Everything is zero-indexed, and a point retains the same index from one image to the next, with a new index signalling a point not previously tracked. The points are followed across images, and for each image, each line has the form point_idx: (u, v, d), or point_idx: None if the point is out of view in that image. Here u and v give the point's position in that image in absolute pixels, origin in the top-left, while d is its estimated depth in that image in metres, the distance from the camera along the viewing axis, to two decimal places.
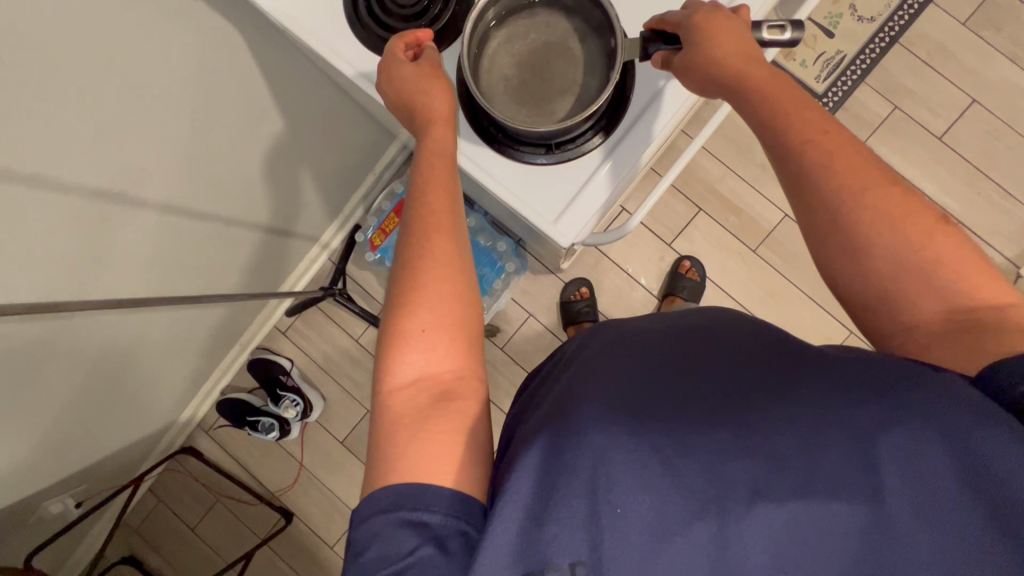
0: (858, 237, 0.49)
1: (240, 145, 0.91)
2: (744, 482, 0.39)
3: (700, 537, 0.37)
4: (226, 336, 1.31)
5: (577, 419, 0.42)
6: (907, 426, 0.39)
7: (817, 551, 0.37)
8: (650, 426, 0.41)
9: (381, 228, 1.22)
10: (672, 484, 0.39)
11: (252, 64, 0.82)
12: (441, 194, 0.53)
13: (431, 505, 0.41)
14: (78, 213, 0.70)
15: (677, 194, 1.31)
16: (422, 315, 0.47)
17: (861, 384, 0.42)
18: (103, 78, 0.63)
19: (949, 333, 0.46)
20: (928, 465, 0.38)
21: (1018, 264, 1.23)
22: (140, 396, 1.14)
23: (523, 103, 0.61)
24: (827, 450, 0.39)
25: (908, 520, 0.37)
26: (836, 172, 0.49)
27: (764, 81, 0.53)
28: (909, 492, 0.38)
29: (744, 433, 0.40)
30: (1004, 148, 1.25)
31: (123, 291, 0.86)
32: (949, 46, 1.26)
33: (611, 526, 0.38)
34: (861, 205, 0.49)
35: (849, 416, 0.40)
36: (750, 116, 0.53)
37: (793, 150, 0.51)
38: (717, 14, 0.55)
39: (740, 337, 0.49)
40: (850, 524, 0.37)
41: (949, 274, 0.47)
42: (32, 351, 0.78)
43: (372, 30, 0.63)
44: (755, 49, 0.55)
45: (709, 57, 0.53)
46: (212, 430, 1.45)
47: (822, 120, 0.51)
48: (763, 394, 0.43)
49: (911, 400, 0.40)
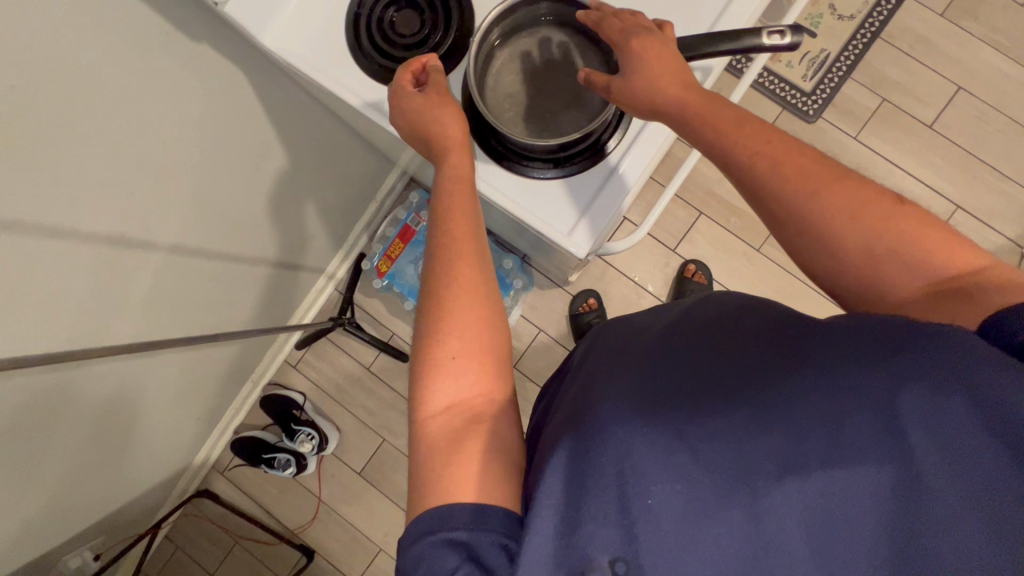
0: (824, 232, 0.47)
1: (245, 182, 0.92)
2: (770, 457, 0.37)
3: (736, 520, 0.36)
4: (239, 373, 1.31)
5: (598, 418, 0.42)
6: (928, 378, 0.36)
7: (853, 528, 0.35)
8: (673, 416, 0.41)
9: (386, 254, 1.25)
10: (700, 469, 0.38)
11: (256, 104, 0.84)
12: (460, 218, 0.53)
13: (459, 521, 0.40)
14: (89, 259, 0.70)
15: (677, 199, 1.32)
16: (451, 343, 0.47)
17: (872, 342, 0.39)
18: (115, 121, 0.64)
19: (934, 303, 0.45)
20: (951, 419, 0.35)
21: (1020, 244, 1.24)
22: (154, 439, 1.12)
23: (531, 119, 0.63)
24: (853, 419, 0.37)
25: (940, 481, 0.34)
26: (786, 176, 0.48)
27: (703, 103, 0.51)
28: (936, 449, 0.35)
29: (769, 410, 0.39)
30: (994, 130, 1.27)
31: (139, 336, 0.86)
32: (931, 37, 1.29)
33: (644, 517, 0.36)
34: (816, 207, 0.47)
35: (859, 377, 0.38)
36: (693, 138, 0.52)
37: (743, 163, 0.49)
38: (649, 38, 0.54)
39: (752, 310, 0.48)
40: (880, 493, 0.35)
41: (920, 250, 0.45)
42: (46, 404, 0.77)
43: (374, 60, 0.64)
44: (689, 71, 0.54)
45: (648, 87, 0.53)
46: (228, 471, 1.43)
47: (763, 129, 0.50)
48: (778, 367, 0.42)
49: (938, 359, 0.37)
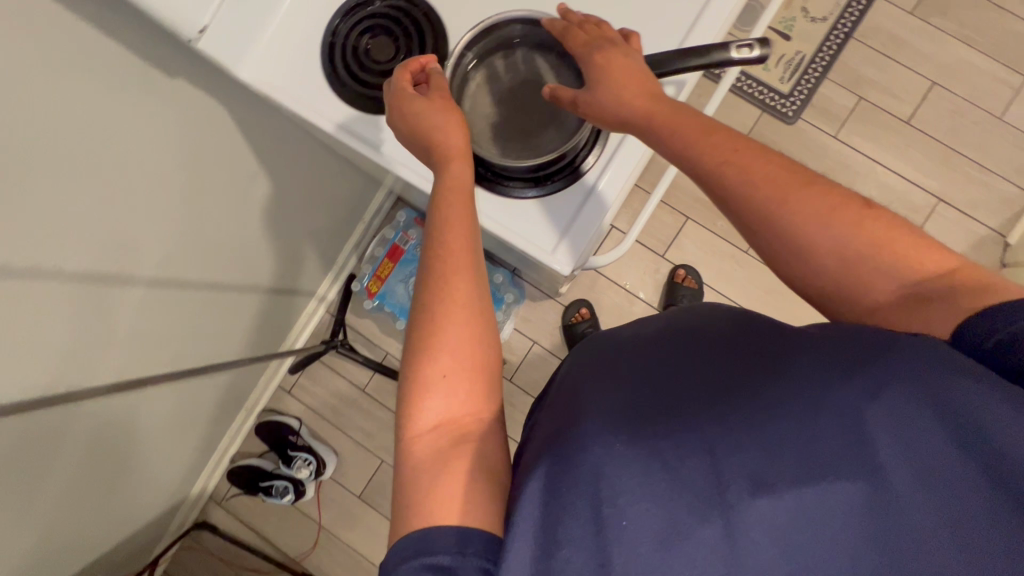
0: (795, 239, 0.47)
1: (230, 212, 0.91)
2: (742, 474, 0.37)
3: (709, 539, 0.35)
4: (232, 402, 1.29)
5: (578, 436, 0.42)
6: (897, 392, 0.37)
7: (830, 541, 0.34)
8: (649, 433, 0.41)
9: (376, 275, 1.25)
10: (672, 488, 0.37)
11: (236, 134, 0.83)
12: (456, 234, 0.51)
13: (441, 545, 0.39)
14: (71, 298, 0.69)
15: (663, 205, 1.33)
16: (442, 361, 0.47)
17: (844, 354, 0.40)
18: (91, 159, 0.63)
19: (908, 306, 0.45)
20: (917, 431, 0.36)
21: (1004, 233, 1.25)
22: (146, 474, 1.10)
23: (509, 140, 0.64)
24: (828, 430, 0.37)
25: (912, 494, 0.34)
26: (757, 184, 0.48)
27: (670, 115, 0.52)
28: (906, 461, 0.35)
29: (750, 423, 0.39)
30: (971, 123, 1.28)
31: (127, 373, 0.85)
32: (902, 35, 1.31)
33: (618, 539, 0.36)
34: (787, 213, 0.47)
35: (831, 387, 0.38)
36: (661, 149, 0.53)
37: (711, 172, 0.50)
38: (614, 52, 0.56)
39: (731, 325, 0.48)
40: (856, 506, 0.34)
41: (892, 254, 0.45)
42: (34, 448, 0.76)
43: (351, 87, 0.65)
44: (656, 83, 0.55)
45: (614, 102, 0.54)
46: (226, 501, 1.41)
47: (731, 138, 0.50)
48: (754, 380, 0.42)
49: (905, 368, 0.37)
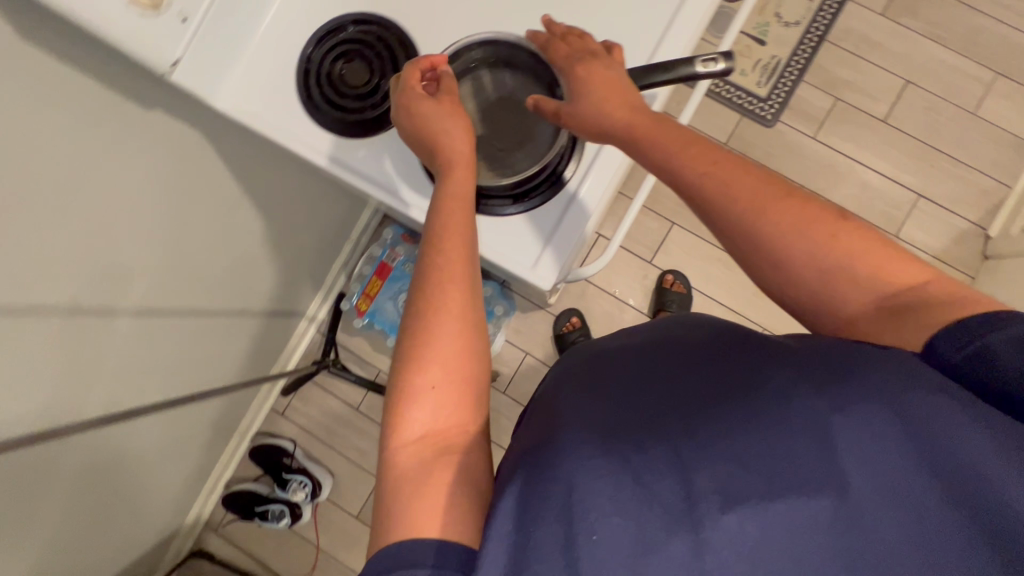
0: (770, 250, 0.48)
1: (215, 238, 0.91)
2: (713, 488, 0.37)
3: (678, 555, 0.35)
4: (225, 427, 1.28)
5: (554, 448, 0.41)
6: (861, 408, 0.38)
7: (795, 552, 0.34)
8: (624, 444, 0.40)
9: (365, 293, 1.24)
10: (643, 504, 0.37)
11: (217, 160, 0.83)
12: (456, 244, 0.52)
13: (419, 559, 0.39)
14: (53, 333, 0.68)
15: (648, 212, 1.34)
16: (432, 372, 0.47)
17: (814, 368, 0.41)
18: (68, 193, 0.63)
19: (882, 318, 0.45)
20: (880, 446, 0.36)
21: (984, 226, 1.27)
22: (138, 506, 1.08)
23: (486, 157, 0.65)
24: (797, 442, 0.37)
25: (872, 509, 0.35)
26: (733, 195, 0.49)
27: (651, 126, 0.53)
28: (867, 474, 0.36)
29: (724, 435, 0.39)
30: (946, 119, 1.31)
31: (114, 404, 0.84)
32: (874, 36, 1.33)
33: (588, 555, 0.35)
34: (761, 223, 0.48)
35: (800, 401, 0.39)
36: (644, 159, 0.53)
37: (691, 182, 0.50)
38: (596, 66, 0.57)
39: (706, 339, 0.49)
40: (822, 518, 0.35)
41: (865, 267, 0.46)
42: (19, 487, 0.74)
43: (329, 114, 0.65)
44: (638, 95, 0.56)
45: (596, 115, 0.55)
46: (222, 527, 1.39)
47: (710, 150, 0.51)
48: (727, 394, 0.42)
49: (873, 382, 0.38)
